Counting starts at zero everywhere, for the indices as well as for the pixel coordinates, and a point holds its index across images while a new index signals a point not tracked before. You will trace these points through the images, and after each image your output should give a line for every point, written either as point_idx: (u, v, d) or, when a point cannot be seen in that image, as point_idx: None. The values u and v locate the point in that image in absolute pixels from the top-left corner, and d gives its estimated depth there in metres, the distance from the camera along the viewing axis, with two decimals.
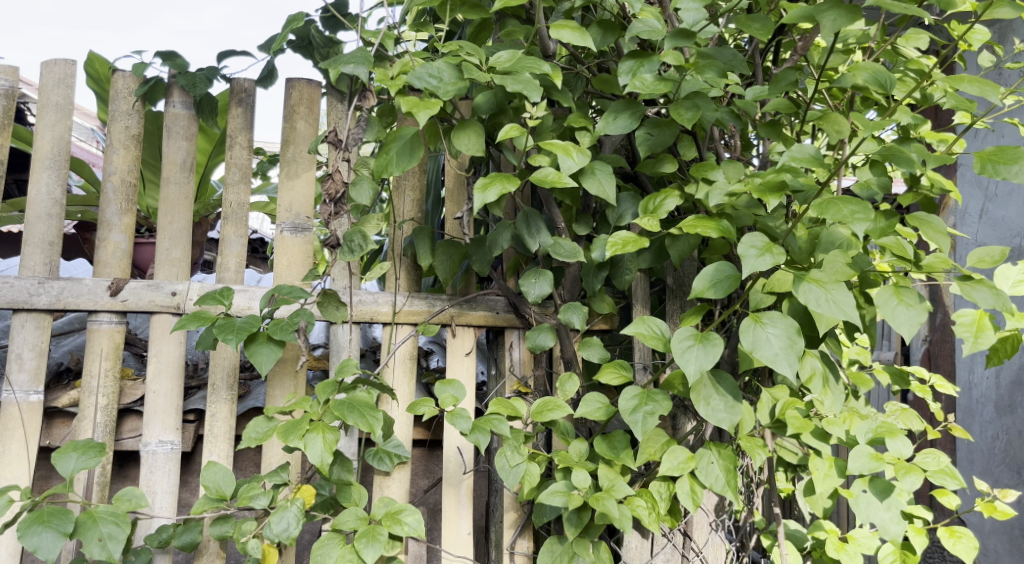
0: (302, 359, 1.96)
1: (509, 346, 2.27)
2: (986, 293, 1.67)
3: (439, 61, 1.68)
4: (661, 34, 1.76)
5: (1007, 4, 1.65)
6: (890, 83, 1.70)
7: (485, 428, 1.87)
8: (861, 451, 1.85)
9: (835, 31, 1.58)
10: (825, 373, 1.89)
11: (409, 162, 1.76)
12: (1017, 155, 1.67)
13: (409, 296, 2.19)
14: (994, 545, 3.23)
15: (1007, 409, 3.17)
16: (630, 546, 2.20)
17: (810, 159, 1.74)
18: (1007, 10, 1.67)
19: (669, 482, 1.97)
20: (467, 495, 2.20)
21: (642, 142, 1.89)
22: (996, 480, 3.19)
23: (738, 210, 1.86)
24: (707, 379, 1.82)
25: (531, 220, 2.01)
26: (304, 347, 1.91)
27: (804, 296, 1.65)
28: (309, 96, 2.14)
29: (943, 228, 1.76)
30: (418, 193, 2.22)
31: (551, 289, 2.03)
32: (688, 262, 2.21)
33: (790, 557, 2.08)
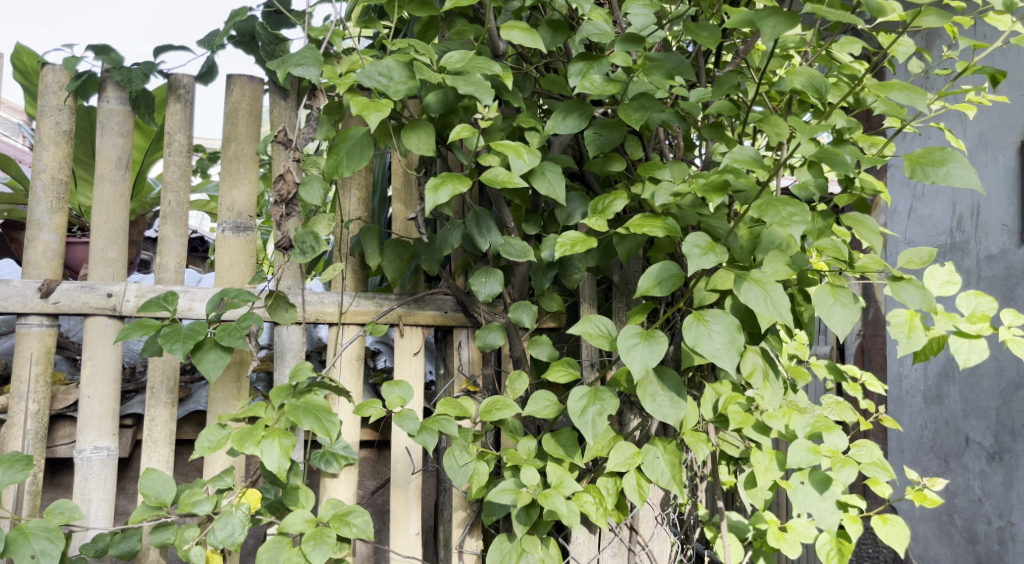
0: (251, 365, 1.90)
1: (458, 345, 2.27)
2: (914, 293, 1.73)
3: (389, 59, 1.66)
4: (611, 37, 1.78)
5: (934, 12, 1.71)
6: (826, 89, 1.76)
7: (433, 428, 1.88)
8: (800, 444, 1.89)
9: (775, 37, 1.61)
10: (765, 368, 1.93)
11: (360, 162, 1.74)
12: (945, 155, 1.72)
13: (356, 296, 2.16)
14: (924, 530, 3.45)
15: (934, 400, 3.38)
16: (578, 541, 2.19)
17: (751, 161, 1.79)
18: (933, 19, 1.73)
19: (616, 477, 1.99)
20: (415, 495, 2.18)
21: (591, 141, 1.93)
22: (926, 467, 3.40)
23: (683, 210, 1.90)
24: (653, 375, 1.85)
25: (481, 220, 2.01)
26: (256, 351, 1.88)
27: (744, 296, 1.69)
28: (252, 94, 2.09)
29: (876, 229, 1.83)
30: (364, 191, 2.19)
31: (501, 288, 2.03)
32: (634, 260, 2.24)
33: (733, 548, 2.14)
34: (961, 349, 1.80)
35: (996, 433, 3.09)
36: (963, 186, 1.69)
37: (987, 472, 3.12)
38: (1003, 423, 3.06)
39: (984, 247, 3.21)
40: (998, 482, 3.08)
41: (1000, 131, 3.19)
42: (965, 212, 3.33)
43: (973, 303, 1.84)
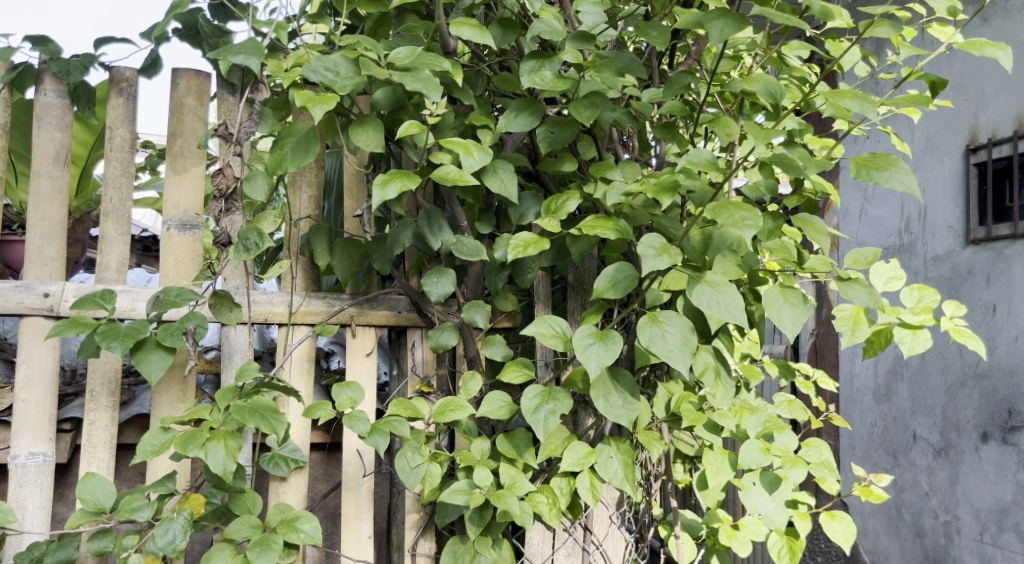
0: (190, 362, 1.92)
1: (411, 346, 2.24)
2: (861, 291, 1.74)
3: (336, 54, 1.64)
4: (561, 35, 1.78)
5: (886, 23, 1.73)
6: (781, 94, 1.77)
7: (384, 430, 1.85)
8: (750, 444, 1.91)
9: (723, 39, 1.62)
10: (717, 367, 1.92)
11: (304, 159, 1.70)
12: (889, 161, 1.74)
13: (306, 296, 2.13)
14: (873, 524, 4.08)
15: (883, 397, 3.99)
16: (533, 541, 2.18)
17: (707, 163, 1.78)
18: (886, 31, 1.75)
19: (569, 478, 1.98)
20: (367, 498, 2.15)
21: (543, 139, 1.92)
22: (875, 463, 4.02)
23: (635, 210, 1.91)
24: (607, 376, 1.84)
25: (433, 218, 1.98)
26: (195, 350, 1.86)
27: (697, 297, 1.69)
28: (198, 88, 2.05)
29: (825, 229, 1.85)
30: (316, 189, 2.15)
31: (454, 288, 2.02)
32: (589, 260, 2.23)
33: (686, 547, 2.15)
34: (904, 340, 1.82)
35: (941, 430, 3.67)
36: (903, 190, 1.72)
37: (935, 467, 3.69)
38: (947, 419, 3.64)
39: (930, 247, 3.84)
40: (944, 477, 3.65)
41: (947, 136, 3.79)
42: (912, 215, 3.96)
43: (917, 296, 1.87)
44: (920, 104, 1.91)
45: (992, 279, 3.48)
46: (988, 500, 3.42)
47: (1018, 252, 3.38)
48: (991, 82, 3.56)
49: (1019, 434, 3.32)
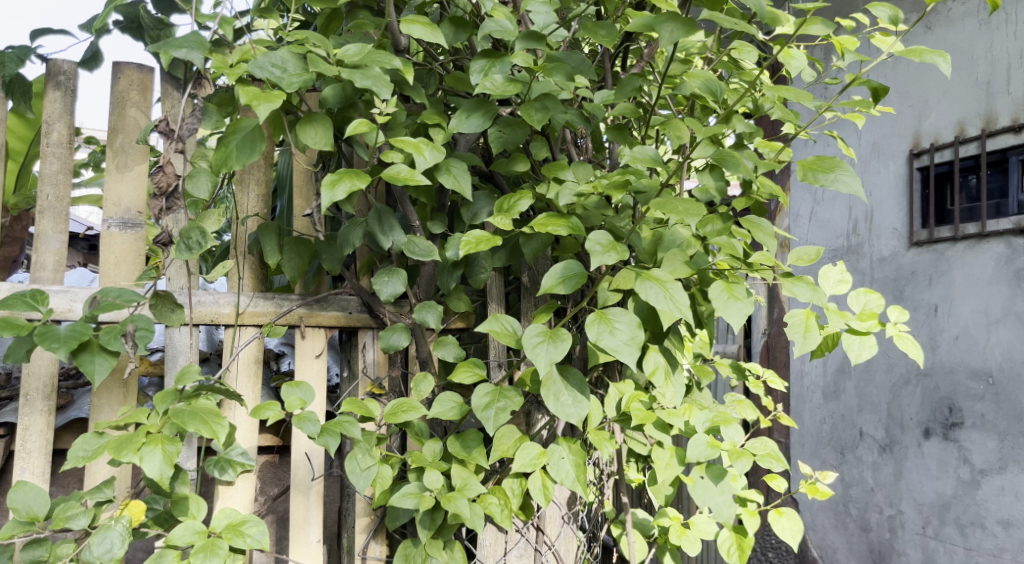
0: (131, 366, 1.84)
1: (362, 347, 2.21)
2: (804, 288, 1.77)
3: (282, 50, 1.61)
4: (514, 35, 1.78)
5: (818, 21, 1.79)
6: (720, 90, 1.80)
7: (335, 430, 1.83)
8: (698, 439, 1.94)
9: (673, 41, 1.66)
10: (667, 367, 1.94)
11: (250, 156, 1.67)
12: (833, 163, 1.76)
13: (254, 296, 2.08)
14: (821, 519, 4.26)
15: (832, 396, 4.18)
16: (485, 543, 2.17)
17: (650, 161, 1.83)
18: (819, 27, 1.81)
19: (521, 478, 1.98)
20: (317, 501, 2.11)
21: (495, 139, 1.91)
22: (824, 460, 4.21)
23: (587, 211, 1.91)
24: (557, 375, 1.84)
25: (384, 217, 1.96)
26: (133, 354, 1.81)
27: (645, 293, 1.70)
28: (141, 82, 2.00)
29: (773, 231, 1.87)
30: (264, 188, 2.10)
31: (404, 288, 2.00)
32: (542, 260, 2.23)
33: (637, 546, 2.16)
34: (852, 346, 1.83)
35: (886, 427, 3.85)
36: (847, 193, 1.74)
37: (879, 463, 3.88)
38: (892, 416, 3.82)
39: (876, 250, 3.98)
40: (888, 473, 3.84)
41: (891, 140, 3.90)
42: (859, 217, 4.09)
43: (863, 301, 1.90)
44: (865, 108, 1.95)
45: (934, 279, 3.65)
46: (930, 494, 3.61)
47: (957, 256, 3.54)
48: (932, 88, 3.68)
49: (958, 430, 3.51)
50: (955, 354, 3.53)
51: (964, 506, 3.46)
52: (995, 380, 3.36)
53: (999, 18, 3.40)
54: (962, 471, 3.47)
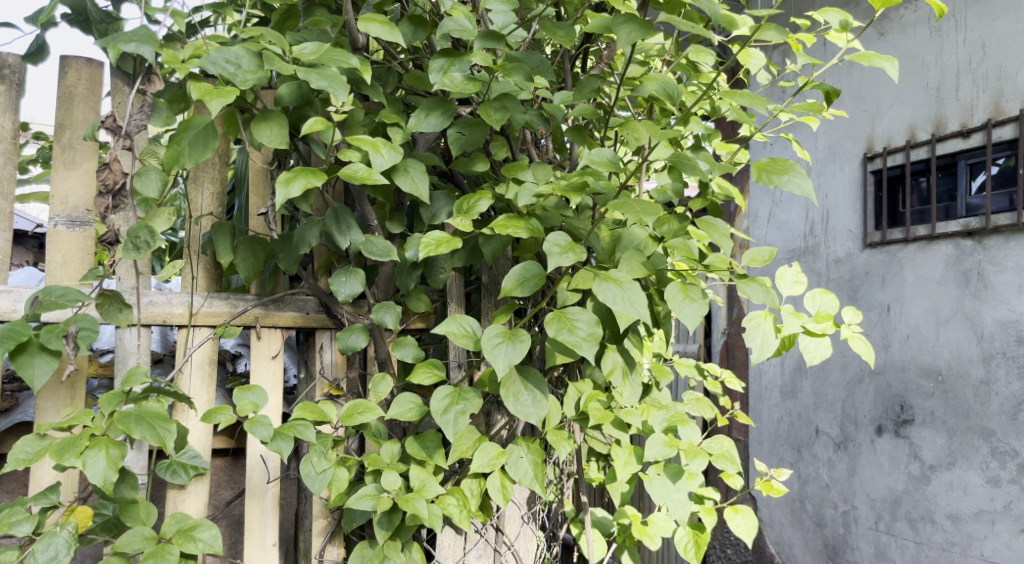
0: (71, 368, 1.80)
1: (320, 348, 2.19)
2: (757, 289, 1.79)
3: (237, 46, 1.57)
4: (473, 35, 1.77)
5: (774, 27, 1.80)
6: (677, 95, 1.80)
7: (288, 435, 1.80)
8: (655, 438, 1.96)
9: (631, 42, 1.67)
10: (624, 366, 1.95)
11: (203, 154, 1.63)
12: (787, 165, 1.78)
13: (208, 296, 2.05)
14: (779, 516, 4.32)
15: (789, 394, 4.24)
16: (444, 544, 2.15)
17: (608, 163, 1.82)
18: (774, 34, 1.82)
19: (480, 479, 1.97)
20: (272, 504, 2.09)
21: (453, 140, 1.91)
22: (781, 457, 4.28)
23: (547, 212, 1.91)
24: (516, 375, 1.84)
25: (341, 217, 1.94)
26: (73, 355, 1.76)
27: (602, 294, 1.70)
28: (89, 76, 1.95)
29: (728, 232, 1.90)
30: (219, 186, 2.07)
31: (362, 289, 1.98)
32: (502, 261, 2.22)
33: (596, 544, 2.16)
34: (808, 347, 1.85)
35: (841, 424, 3.92)
36: (801, 194, 1.75)
37: (835, 460, 3.94)
38: (847, 414, 3.88)
39: (832, 251, 4.04)
40: (842, 469, 3.91)
41: (846, 144, 3.97)
42: (816, 219, 4.15)
43: (818, 302, 1.91)
44: (819, 111, 1.98)
45: (887, 280, 3.71)
46: (882, 490, 3.68)
47: (909, 257, 3.61)
48: (885, 93, 3.75)
49: (909, 427, 3.58)
50: (907, 353, 3.60)
51: (915, 501, 3.53)
52: (944, 379, 3.43)
53: (949, 26, 3.47)
54: (912, 467, 3.54)
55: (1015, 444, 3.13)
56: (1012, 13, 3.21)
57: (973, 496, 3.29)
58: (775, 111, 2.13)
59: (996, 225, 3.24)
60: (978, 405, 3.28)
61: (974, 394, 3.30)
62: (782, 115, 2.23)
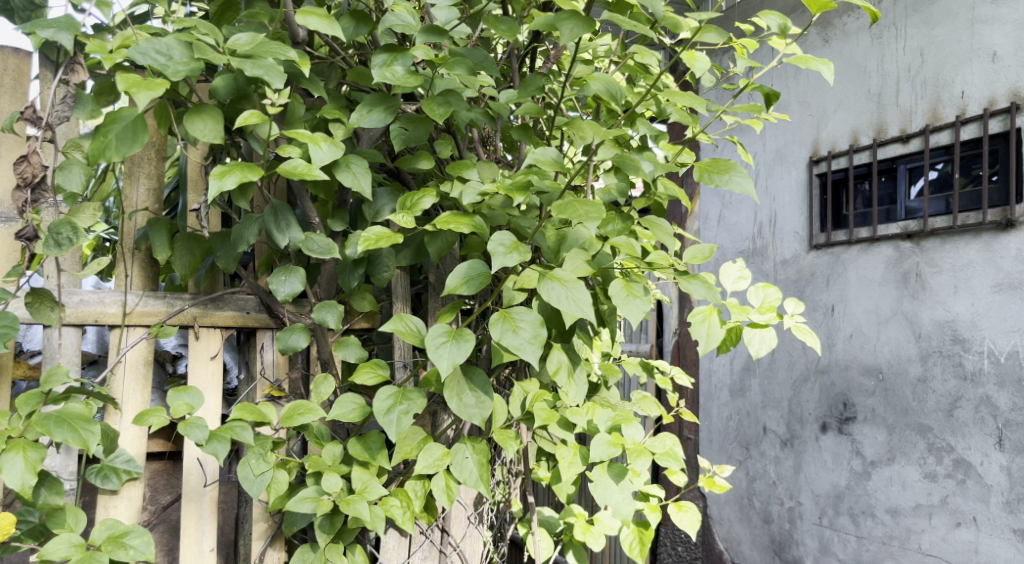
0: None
1: (261, 348, 2.14)
2: (699, 285, 1.79)
3: (168, 37, 1.54)
4: (414, 30, 1.75)
5: (715, 30, 1.82)
6: (621, 95, 1.81)
7: (224, 436, 1.76)
8: (600, 438, 1.96)
9: (574, 38, 1.67)
10: (570, 365, 1.94)
11: (131, 147, 1.58)
12: (728, 165, 1.79)
13: (143, 295, 1.99)
14: (727, 513, 4.36)
15: (738, 393, 4.29)
16: (388, 546, 2.12)
17: (552, 162, 1.83)
18: (714, 35, 1.84)
19: (424, 480, 1.94)
20: (210, 509, 2.04)
21: (396, 135, 1.88)
22: (731, 454, 4.32)
23: (494, 210, 1.88)
24: (461, 375, 1.82)
25: (280, 214, 1.90)
26: None
27: (546, 293, 1.69)
28: (17, 67, 1.89)
29: (671, 229, 1.89)
30: (155, 181, 2.01)
31: (303, 287, 1.94)
32: (449, 259, 2.19)
33: (543, 543, 2.15)
34: (753, 340, 1.86)
35: (788, 422, 3.97)
36: (741, 193, 1.76)
37: (781, 457, 4.00)
38: (793, 412, 3.94)
39: (780, 252, 4.10)
40: (789, 466, 3.96)
41: (792, 147, 4.03)
42: (765, 221, 4.21)
43: (762, 295, 1.93)
44: (760, 113, 1.99)
45: (831, 281, 3.78)
46: (826, 486, 3.74)
47: (852, 258, 3.68)
48: (830, 98, 3.81)
49: (852, 424, 3.64)
50: (850, 352, 3.67)
51: (857, 496, 3.60)
52: (885, 377, 3.50)
53: (889, 33, 3.54)
54: (854, 464, 3.61)
55: (951, 440, 3.21)
56: (949, 22, 3.29)
57: (911, 491, 3.36)
58: (719, 113, 2.13)
59: (933, 227, 3.32)
60: (916, 402, 3.36)
61: (912, 392, 3.38)
62: (727, 117, 2.23)
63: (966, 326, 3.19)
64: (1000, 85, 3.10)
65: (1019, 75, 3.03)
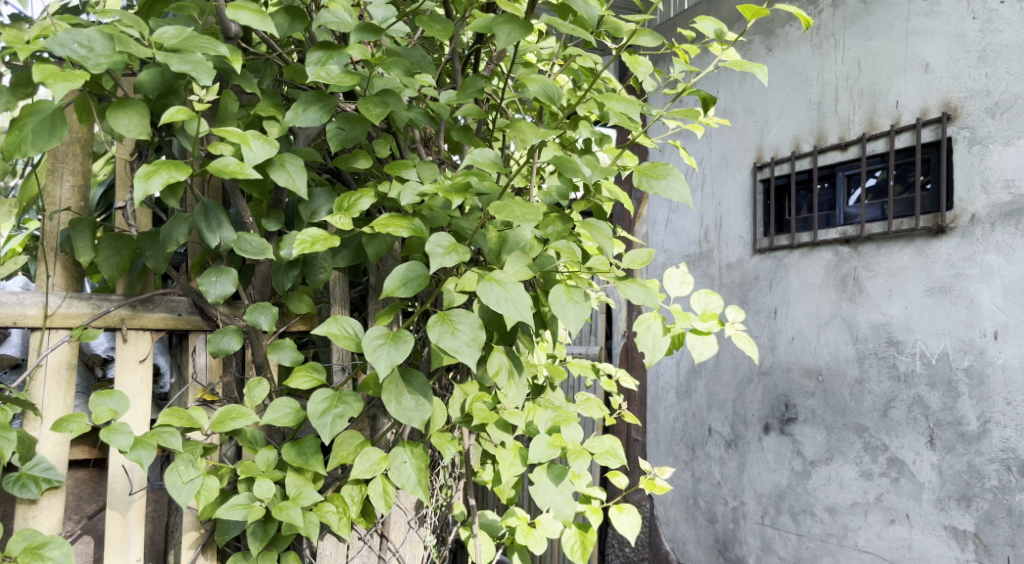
0: None
1: (193, 351, 2.08)
2: (637, 290, 1.80)
3: (89, 29, 1.49)
4: (349, 27, 1.74)
5: (648, 33, 1.81)
6: (558, 96, 1.80)
7: (150, 443, 1.70)
8: (540, 439, 1.94)
9: (511, 44, 1.66)
10: (511, 367, 1.91)
11: (49, 141, 1.53)
12: (666, 170, 1.80)
13: (66, 297, 1.92)
14: (674, 513, 4.39)
15: (684, 395, 4.33)
16: (325, 552, 2.08)
17: (491, 163, 1.80)
18: (649, 39, 1.84)
19: (361, 485, 1.91)
20: (137, 518, 1.97)
21: (332, 135, 1.85)
22: (677, 455, 4.36)
23: (434, 212, 1.87)
24: (398, 378, 1.79)
25: (211, 213, 1.84)
26: None
27: (484, 294, 1.68)
28: None
29: (610, 234, 1.89)
30: (80, 178, 1.94)
31: (235, 289, 1.89)
32: (389, 261, 2.16)
33: (484, 547, 2.13)
34: (695, 346, 1.85)
35: (731, 423, 4.02)
36: (678, 199, 1.77)
37: (726, 458, 4.04)
38: (737, 413, 3.98)
39: (724, 256, 4.15)
40: (733, 467, 4.01)
41: (737, 153, 4.08)
42: (710, 225, 4.25)
43: (705, 301, 1.91)
44: (697, 118, 1.99)
45: (774, 285, 3.83)
46: (768, 485, 3.79)
47: (794, 263, 3.73)
48: (773, 105, 3.86)
49: (793, 425, 3.70)
50: (792, 354, 3.72)
51: (797, 495, 3.65)
52: (824, 378, 3.56)
53: (829, 44, 3.60)
54: (795, 464, 3.66)
55: (886, 439, 3.28)
56: (885, 33, 3.36)
57: (848, 489, 3.43)
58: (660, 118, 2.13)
59: (870, 233, 3.39)
60: (854, 403, 3.42)
61: (849, 392, 3.44)
62: (668, 122, 2.22)
63: (900, 329, 3.26)
64: (932, 95, 3.17)
65: (951, 86, 3.11)
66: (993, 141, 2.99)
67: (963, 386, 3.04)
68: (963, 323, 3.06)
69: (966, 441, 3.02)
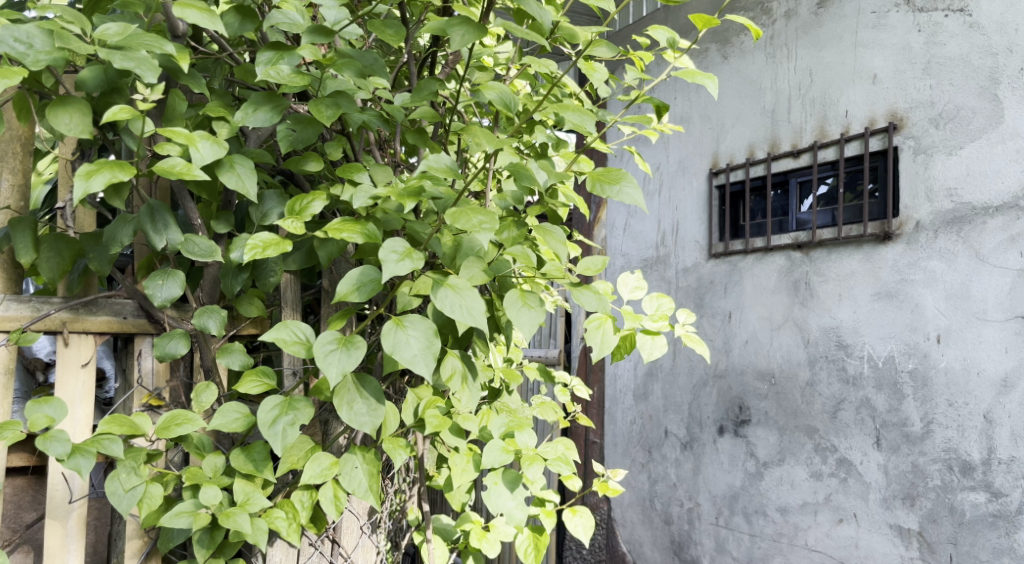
0: None
1: (139, 356, 2.04)
2: (590, 295, 1.79)
3: (28, 24, 1.45)
4: (301, 28, 1.72)
5: (604, 44, 1.84)
6: (514, 103, 1.79)
7: (90, 449, 1.66)
8: (493, 444, 1.92)
9: (464, 45, 1.65)
10: (464, 372, 1.90)
11: None
12: (618, 175, 1.80)
13: (4, 299, 1.87)
14: (631, 515, 4.41)
15: (641, 397, 4.36)
16: (276, 559, 2.05)
17: (445, 169, 1.79)
18: (605, 50, 1.86)
19: (311, 491, 1.88)
20: (77, 527, 1.93)
21: (284, 137, 1.82)
22: (634, 457, 4.38)
23: (387, 215, 1.85)
24: (350, 383, 1.77)
25: (157, 214, 1.81)
26: None
27: (440, 301, 1.67)
28: None
29: (564, 238, 1.86)
30: (20, 177, 1.90)
31: (182, 291, 1.85)
32: (342, 264, 2.14)
33: (438, 552, 2.12)
34: (644, 345, 1.86)
35: (687, 425, 4.05)
36: (631, 204, 1.78)
37: (681, 459, 4.07)
38: (693, 415, 4.02)
39: (681, 260, 4.19)
40: (688, 468, 4.04)
41: (693, 159, 4.12)
42: (667, 230, 4.29)
43: (656, 303, 1.93)
44: (649, 124, 1.98)
45: (728, 289, 3.88)
46: (723, 487, 3.83)
47: (747, 267, 3.78)
48: (728, 112, 3.91)
49: (747, 427, 3.74)
50: (745, 357, 3.77)
51: (751, 496, 3.69)
52: (777, 381, 3.61)
53: (782, 53, 3.66)
54: (748, 465, 3.71)
55: (835, 440, 3.34)
56: (835, 43, 3.42)
57: (799, 490, 3.48)
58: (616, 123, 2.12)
59: (821, 238, 3.43)
60: (805, 405, 3.47)
61: (801, 395, 3.49)
62: (624, 127, 2.21)
63: (849, 333, 3.32)
64: (880, 105, 3.24)
65: (897, 96, 3.18)
66: (937, 150, 3.06)
67: (908, 388, 3.10)
68: (908, 326, 3.12)
69: (911, 442, 3.08)
